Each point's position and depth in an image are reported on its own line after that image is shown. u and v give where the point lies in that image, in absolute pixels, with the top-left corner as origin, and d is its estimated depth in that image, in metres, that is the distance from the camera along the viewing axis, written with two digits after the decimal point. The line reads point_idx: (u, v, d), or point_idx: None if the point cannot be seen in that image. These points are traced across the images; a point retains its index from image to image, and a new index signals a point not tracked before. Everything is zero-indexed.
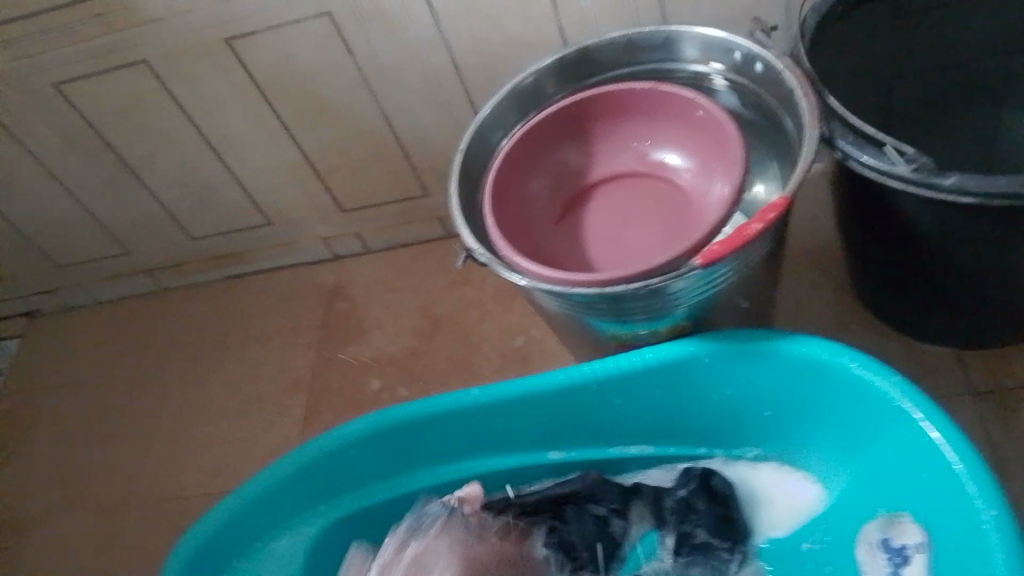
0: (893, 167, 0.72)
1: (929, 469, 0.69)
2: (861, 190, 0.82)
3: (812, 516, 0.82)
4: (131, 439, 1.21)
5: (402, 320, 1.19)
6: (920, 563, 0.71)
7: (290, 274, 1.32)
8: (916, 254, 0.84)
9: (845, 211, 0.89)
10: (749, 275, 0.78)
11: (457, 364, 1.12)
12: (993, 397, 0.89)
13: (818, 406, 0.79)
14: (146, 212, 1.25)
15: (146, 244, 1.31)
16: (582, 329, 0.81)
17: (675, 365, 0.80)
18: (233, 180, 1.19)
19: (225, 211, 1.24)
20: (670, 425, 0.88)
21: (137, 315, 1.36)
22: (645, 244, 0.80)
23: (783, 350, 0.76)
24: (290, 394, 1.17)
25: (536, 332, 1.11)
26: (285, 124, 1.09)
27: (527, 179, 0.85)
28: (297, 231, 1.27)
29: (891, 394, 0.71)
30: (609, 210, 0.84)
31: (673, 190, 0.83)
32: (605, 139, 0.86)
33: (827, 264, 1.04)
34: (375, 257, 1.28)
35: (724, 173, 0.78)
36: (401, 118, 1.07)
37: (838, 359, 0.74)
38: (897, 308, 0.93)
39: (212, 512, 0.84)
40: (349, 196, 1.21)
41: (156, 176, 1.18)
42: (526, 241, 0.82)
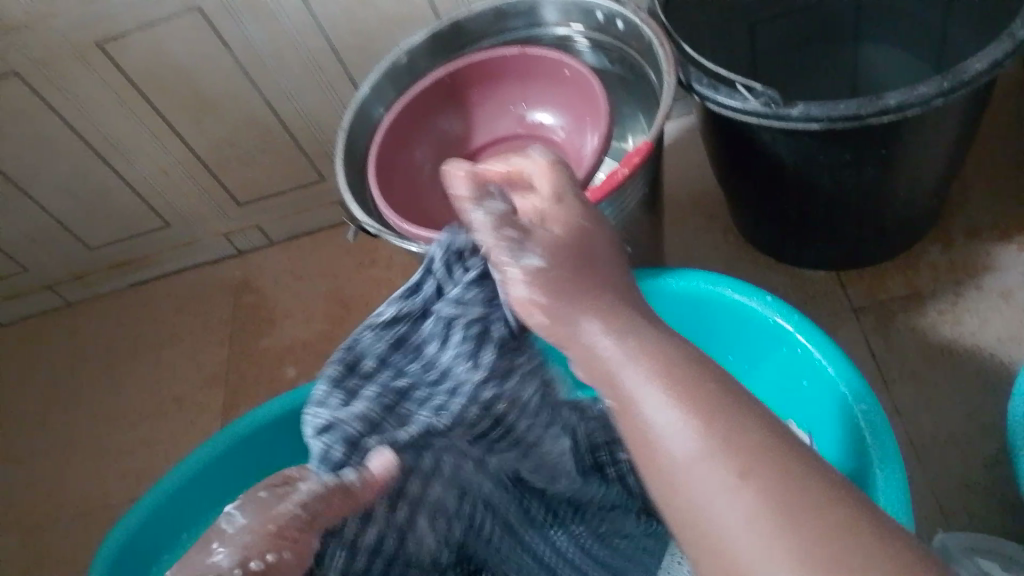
0: (745, 104, 0.76)
1: (806, 377, 0.74)
2: (728, 130, 0.87)
3: None
4: (47, 457, 1.19)
5: (313, 305, 1.20)
6: None
7: (195, 275, 1.31)
8: (784, 186, 0.89)
9: (717, 151, 0.94)
10: (630, 220, 0.82)
11: None
12: (869, 311, 0.96)
13: (702, 335, 0.84)
14: (35, 227, 1.22)
15: (42, 259, 1.28)
16: None
17: None
18: (123, 185, 1.17)
19: (120, 216, 1.23)
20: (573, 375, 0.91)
21: (40, 334, 1.33)
22: None
23: (666, 287, 0.81)
24: (208, 393, 1.18)
25: None
26: (169, 121, 1.08)
27: (411, 150, 0.87)
28: (197, 231, 1.27)
29: (766, 314, 0.76)
30: None
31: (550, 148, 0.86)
32: (482, 106, 0.89)
33: (712, 206, 1.09)
34: (279, 248, 1.29)
35: (593, 126, 0.81)
36: (286, 103, 1.08)
37: (716, 288, 0.79)
38: (776, 239, 0.98)
39: (135, 507, 0.84)
40: (245, 188, 1.21)
41: (44, 189, 1.16)
42: (416, 212, 0.84)
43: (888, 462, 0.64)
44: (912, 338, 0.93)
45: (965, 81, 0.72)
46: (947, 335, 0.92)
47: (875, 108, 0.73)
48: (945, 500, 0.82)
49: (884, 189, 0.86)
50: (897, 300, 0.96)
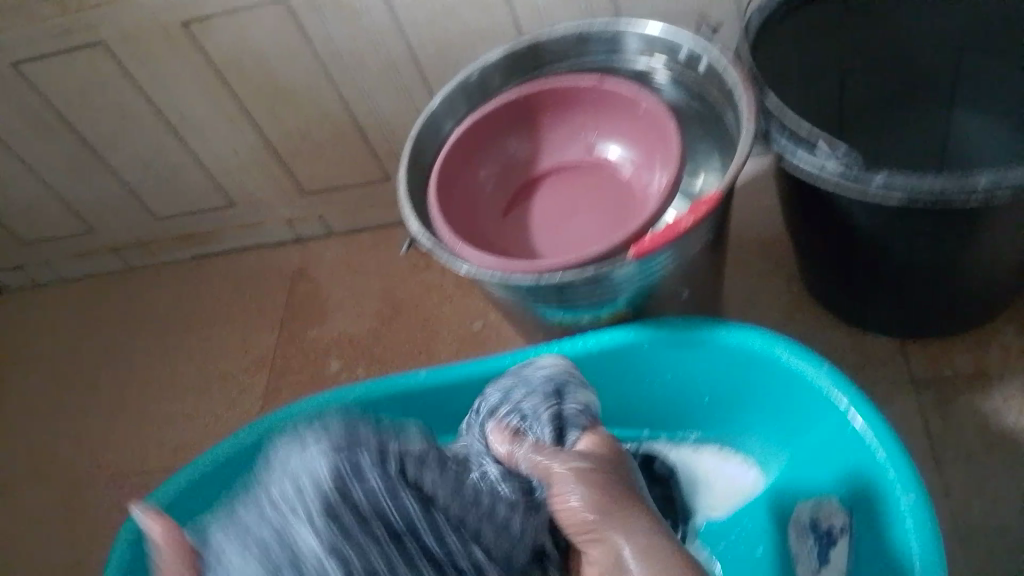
0: (823, 165, 0.74)
1: (855, 455, 0.70)
2: (803, 183, 0.83)
3: (748, 499, 0.84)
4: (91, 417, 1.22)
5: (363, 302, 1.21)
6: (843, 544, 0.73)
7: (254, 256, 1.33)
8: (856, 247, 0.85)
9: (790, 201, 0.90)
10: (689, 264, 0.79)
11: (416, 347, 1.14)
12: (929, 384, 0.91)
13: (750, 391, 0.81)
14: (108, 192, 1.25)
15: (111, 223, 1.31)
16: (526, 313, 0.83)
17: (618, 351, 0.83)
18: (196, 162, 1.19)
19: (188, 191, 1.25)
20: (614, 410, 0.89)
21: (100, 295, 1.36)
22: (583, 232, 0.81)
23: (721, 339, 0.78)
24: (250, 375, 1.19)
25: (493, 316, 1.13)
26: (245, 106, 1.09)
27: (476, 168, 0.86)
28: (260, 214, 1.28)
29: (822, 383, 0.72)
30: (554, 199, 0.85)
31: (613, 181, 0.84)
32: (552, 130, 0.87)
33: (779, 253, 1.06)
34: (338, 240, 1.29)
35: (664, 164, 0.79)
36: (361, 104, 1.08)
37: (773, 348, 0.76)
38: (840, 299, 0.95)
39: (164, 484, 0.86)
40: (312, 179, 1.21)
41: (118, 157, 1.18)
42: (471, 228, 0.83)
43: (930, 563, 0.60)
44: (972, 420, 0.88)
45: None
46: (1010, 423, 0.87)
47: (961, 187, 0.69)
48: None
49: (963, 265, 0.82)
50: (962, 377, 0.91)
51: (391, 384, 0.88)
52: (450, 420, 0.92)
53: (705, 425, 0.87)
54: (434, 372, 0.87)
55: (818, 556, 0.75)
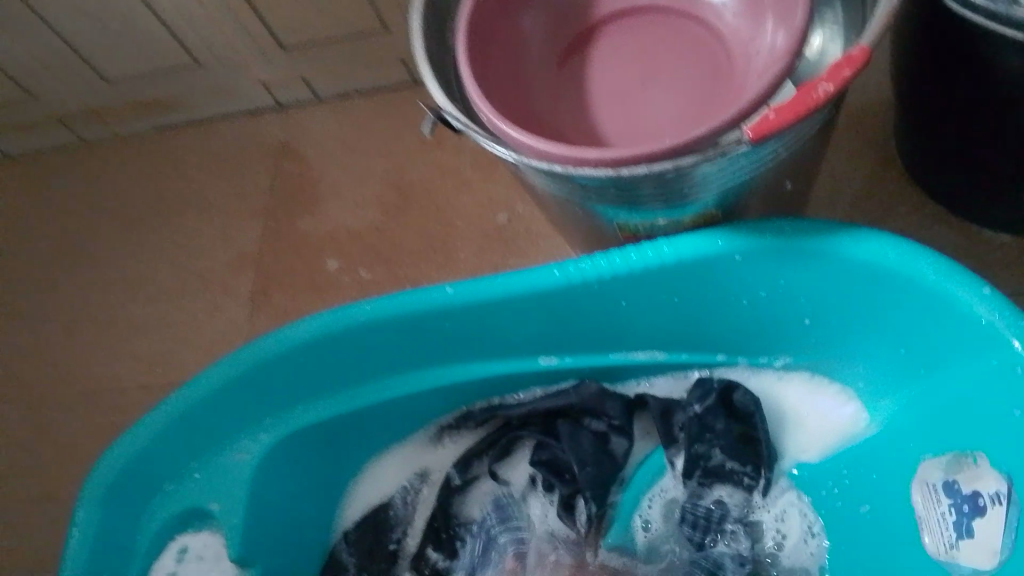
0: (1006, 15, 0.57)
1: (1020, 405, 0.55)
2: (948, 43, 0.63)
3: (856, 440, 0.70)
4: (50, 323, 1.04)
5: (363, 187, 1.01)
6: (996, 518, 0.56)
7: (229, 128, 1.11)
8: (1005, 126, 0.65)
9: (913, 64, 0.70)
10: (797, 153, 0.60)
11: (428, 242, 0.96)
12: None
13: (865, 312, 0.65)
14: (46, 51, 1.02)
15: (53, 88, 1.08)
16: (583, 214, 0.64)
17: (698, 264, 0.65)
18: (148, 11, 0.96)
19: (143, 48, 1.02)
20: (683, 330, 0.72)
21: (49, 174, 1.15)
22: (667, 102, 0.61)
23: (842, 252, 0.60)
24: (233, 274, 1.01)
25: (522, 205, 0.94)
26: None
27: (515, 15, 0.65)
28: (234, 76, 1.06)
29: (979, 313, 0.56)
30: (619, 59, 0.64)
31: (704, 33, 0.64)
32: None
33: (875, 125, 0.86)
34: (329, 108, 1.08)
35: (780, 17, 0.59)
36: None
37: (914, 264, 0.58)
38: (959, 189, 0.76)
39: (134, 430, 0.70)
40: (294, 33, 0.99)
41: (51, 4, 0.94)
42: (512, 100, 0.63)
43: None
44: None
45: None
46: None
47: None
48: None
49: None
50: None
51: (414, 301, 0.70)
52: (482, 343, 0.75)
53: (796, 348, 0.71)
54: (463, 288, 0.69)
55: (958, 527, 0.59)
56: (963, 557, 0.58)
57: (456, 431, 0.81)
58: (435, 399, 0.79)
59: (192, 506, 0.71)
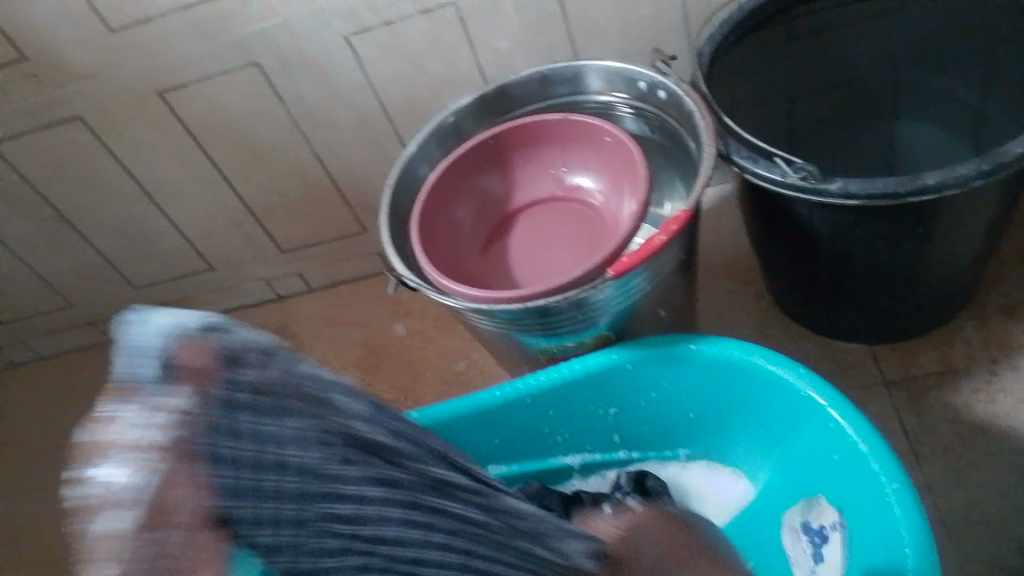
0: (784, 177, 0.79)
1: (838, 453, 0.74)
2: (764, 200, 0.87)
3: (740, 509, 0.87)
4: None
5: (347, 352, 1.22)
6: (836, 542, 0.74)
7: (234, 317, 1.34)
8: (822, 256, 0.89)
9: (753, 220, 0.95)
10: (662, 287, 0.83)
11: (401, 391, 1.16)
12: (900, 383, 0.95)
13: (731, 401, 0.84)
14: (85, 265, 1.26)
15: (90, 295, 1.31)
16: (512, 344, 0.86)
17: (599, 374, 0.85)
18: (173, 228, 1.21)
19: (165, 257, 1.26)
20: (603, 432, 0.91)
21: (79, 368, 1.36)
22: (563, 261, 0.85)
23: (699, 354, 0.81)
24: None
25: (477, 355, 1.15)
26: (220, 168, 1.12)
27: (453, 208, 0.89)
28: (238, 274, 1.30)
29: (799, 386, 0.76)
30: (530, 234, 0.89)
31: (587, 211, 0.88)
32: (523, 168, 0.91)
33: (745, 269, 1.09)
34: (317, 294, 1.31)
35: (633, 193, 0.83)
36: (334, 159, 1.12)
37: (750, 357, 0.79)
38: (809, 308, 0.98)
39: None
40: (288, 236, 1.24)
41: (94, 227, 1.20)
42: (454, 267, 0.86)
43: (920, 544, 0.64)
44: (946, 412, 0.91)
45: (1005, 163, 0.73)
46: (979, 415, 0.90)
47: (914, 186, 0.75)
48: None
49: (919, 264, 0.86)
50: (931, 374, 0.95)
51: None
52: None
53: (690, 441, 0.90)
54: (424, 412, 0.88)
55: (813, 556, 0.76)
56: None
57: None
58: None
59: None
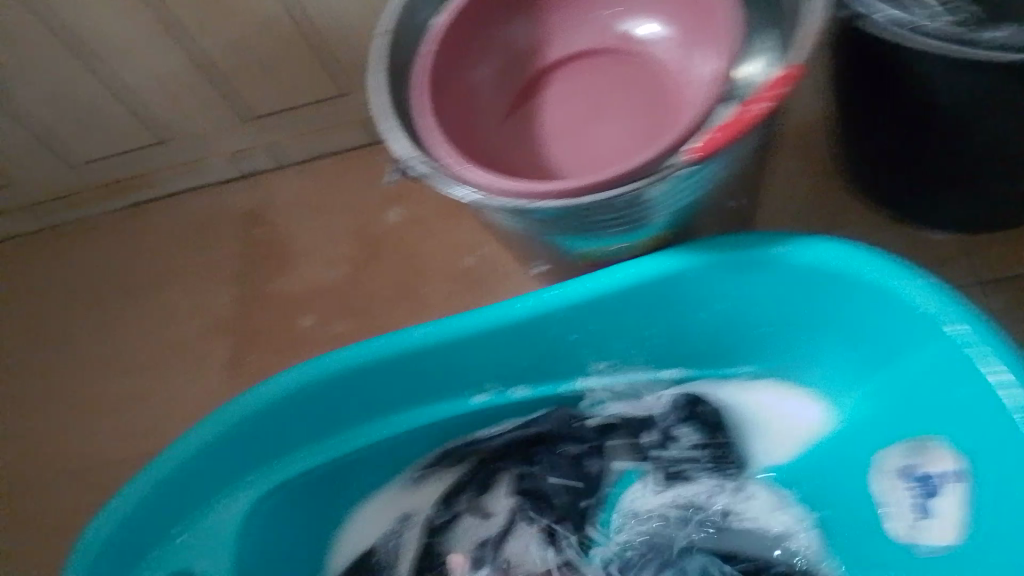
0: (920, 23, 0.58)
1: (971, 388, 0.58)
2: (869, 57, 0.67)
3: (818, 441, 0.73)
4: (27, 406, 1.04)
5: (333, 243, 1.04)
6: (951, 496, 0.61)
7: (195, 200, 1.14)
8: (935, 131, 0.70)
9: (842, 83, 0.75)
10: (740, 172, 0.64)
11: (400, 291, 0.98)
12: (1008, 286, 0.78)
13: (821, 314, 0.67)
14: (12, 142, 1.03)
15: (21, 177, 1.09)
16: (547, 246, 0.67)
17: (657, 283, 0.67)
18: (112, 93, 0.98)
19: (107, 129, 1.04)
20: (653, 348, 0.75)
21: (17, 261, 1.15)
22: (617, 135, 0.65)
23: (791, 259, 0.63)
24: (210, 339, 1.02)
25: (488, 248, 0.97)
26: (164, 17, 0.88)
27: (466, 67, 0.68)
28: (198, 149, 1.08)
29: (924, 303, 0.59)
30: (569, 99, 0.68)
31: (645, 68, 0.68)
32: (556, 9, 0.70)
33: (814, 143, 0.90)
34: (293, 173, 1.11)
35: (714, 46, 0.63)
36: (307, 3, 0.89)
37: (857, 263, 0.61)
38: (900, 193, 0.80)
39: (119, 496, 0.69)
40: (255, 102, 1.02)
41: (15, 94, 0.97)
42: (472, 143, 0.66)
43: None
44: None
45: None
46: None
47: None
48: None
49: None
50: None
51: (393, 344, 0.72)
52: (458, 377, 0.76)
53: (759, 357, 0.74)
54: (436, 327, 0.71)
55: (917, 507, 0.64)
56: (924, 536, 0.63)
57: (438, 469, 0.81)
58: (419, 440, 0.80)
59: (183, 567, 0.72)
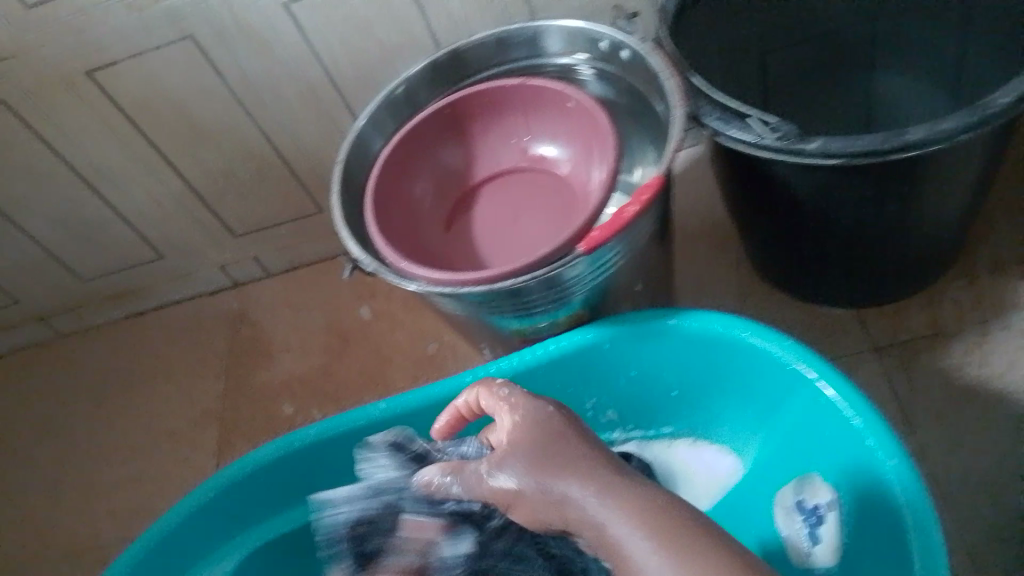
0: (759, 140, 0.72)
1: (831, 428, 0.69)
2: (739, 161, 0.82)
3: (729, 487, 0.83)
4: (33, 497, 1.14)
5: (310, 340, 1.17)
6: (832, 521, 0.70)
7: (189, 306, 1.27)
8: (802, 220, 0.84)
9: (728, 183, 0.89)
10: (638, 260, 0.78)
11: (369, 378, 1.10)
12: (887, 348, 0.91)
13: (716, 376, 0.80)
14: (28, 261, 1.18)
15: (35, 291, 1.23)
16: (484, 328, 0.80)
17: (577, 356, 0.79)
18: (117, 215, 1.13)
19: (112, 246, 1.18)
20: (582, 414, 0.86)
21: (27, 368, 1.27)
22: (530, 236, 0.79)
23: (682, 329, 0.76)
24: (199, 429, 1.14)
25: (448, 337, 1.10)
26: (161, 150, 1.04)
27: (411, 186, 0.83)
28: (192, 262, 1.23)
29: (788, 360, 0.72)
30: (494, 209, 0.83)
31: (552, 182, 0.83)
32: (483, 136, 0.85)
33: (722, 235, 1.04)
34: (276, 279, 1.25)
35: (601, 163, 0.78)
36: (283, 134, 1.05)
37: (735, 331, 0.74)
38: (790, 272, 0.93)
39: (118, 559, 0.78)
40: (241, 219, 1.17)
41: (33, 218, 1.11)
42: (416, 248, 0.81)
43: (923, 520, 0.60)
44: (936, 374, 0.87)
45: (992, 116, 0.67)
46: (970, 377, 0.86)
47: (895, 144, 0.68)
48: (973, 553, 0.76)
49: (909, 223, 0.81)
50: (920, 336, 0.91)
51: (357, 418, 0.83)
52: None
53: (673, 419, 0.86)
54: (393, 402, 0.83)
55: (810, 536, 0.72)
56: (817, 559, 0.71)
57: None
58: None
59: None
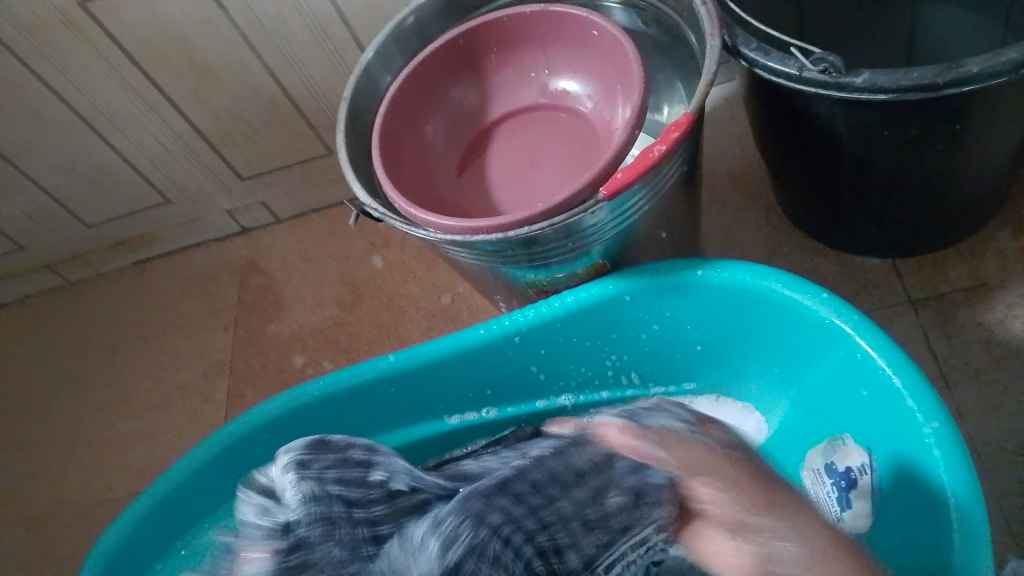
0: (801, 72, 0.67)
1: (867, 387, 0.65)
2: (774, 100, 0.76)
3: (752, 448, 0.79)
4: (45, 449, 1.12)
5: (321, 289, 1.13)
6: (866, 487, 0.66)
7: (198, 254, 1.24)
8: (841, 163, 0.78)
9: (761, 124, 0.83)
10: (663, 207, 0.73)
11: (382, 330, 1.07)
12: (927, 302, 0.85)
13: (744, 330, 0.75)
14: (33, 207, 1.14)
15: (42, 239, 1.20)
16: (498, 279, 0.75)
17: (596, 308, 0.75)
18: (122, 160, 1.09)
19: (118, 192, 1.14)
20: (601, 368, 0.82)
21: (37, 317, 1.25)
22: (549, 179, 0.74)
23: (708, 281, 0.71)
24: (210, 382, 1.11)
25: (462, 287, 1.06)
26: (164, 90, 0.99)
27: (422, 126, 0.78)
28: (200, 209, 1.19)
29: (823, 314, 0.67)
30: (511, 151, 0.78)
31: (573, 121, 0.77)
32: (499, 71, 0.80)
33: (752, 182, 0.99)
34: (287, 226, 1.21)
35: (626, 100, 0.72)
36: (290, 72, 0.99)
37: (764, 283, 0.69)
38: (824, 220, 0.88)
39: (123, 514, 0.77)
40: (249, 163, 1.13)
41: (35, 163, 1.07)
42: (427, 193, 0.76)
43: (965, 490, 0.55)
44: (979, 329, 0.82)
45: None
46: (1016, 332, 0.81)
47: (953, 77, 0.62)
48: (1012, 518, 0.72)
49: (958, 166, 0.75)
50: (962, 289, 0.85)
51: (366, 371, 0.80)
52: (427, 399, 0.84)
53: (698, 374, 0.82)
54: (403, 355, 0.79)
55: (840, 501, 0.69)
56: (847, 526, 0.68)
57: None
58: None
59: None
